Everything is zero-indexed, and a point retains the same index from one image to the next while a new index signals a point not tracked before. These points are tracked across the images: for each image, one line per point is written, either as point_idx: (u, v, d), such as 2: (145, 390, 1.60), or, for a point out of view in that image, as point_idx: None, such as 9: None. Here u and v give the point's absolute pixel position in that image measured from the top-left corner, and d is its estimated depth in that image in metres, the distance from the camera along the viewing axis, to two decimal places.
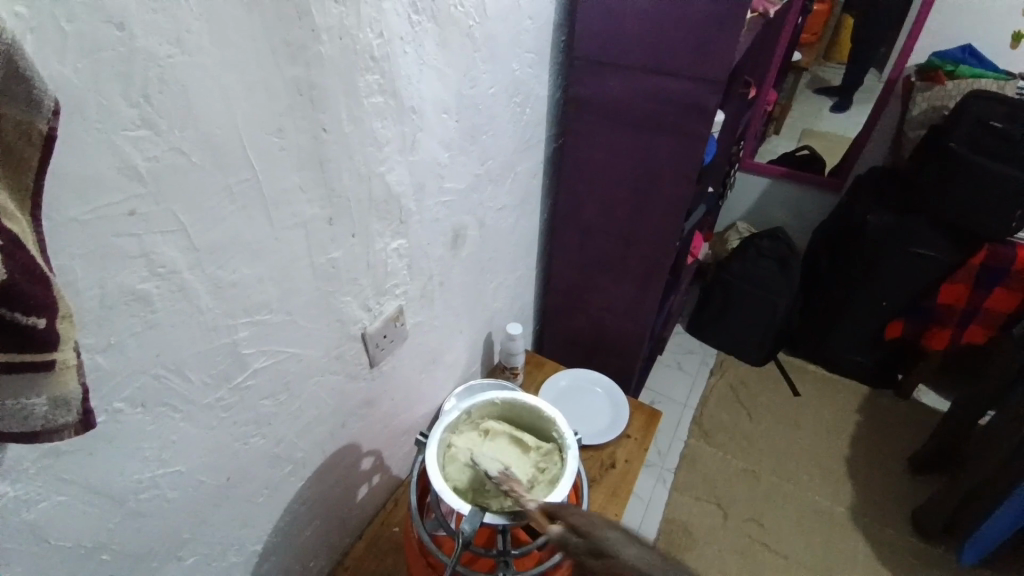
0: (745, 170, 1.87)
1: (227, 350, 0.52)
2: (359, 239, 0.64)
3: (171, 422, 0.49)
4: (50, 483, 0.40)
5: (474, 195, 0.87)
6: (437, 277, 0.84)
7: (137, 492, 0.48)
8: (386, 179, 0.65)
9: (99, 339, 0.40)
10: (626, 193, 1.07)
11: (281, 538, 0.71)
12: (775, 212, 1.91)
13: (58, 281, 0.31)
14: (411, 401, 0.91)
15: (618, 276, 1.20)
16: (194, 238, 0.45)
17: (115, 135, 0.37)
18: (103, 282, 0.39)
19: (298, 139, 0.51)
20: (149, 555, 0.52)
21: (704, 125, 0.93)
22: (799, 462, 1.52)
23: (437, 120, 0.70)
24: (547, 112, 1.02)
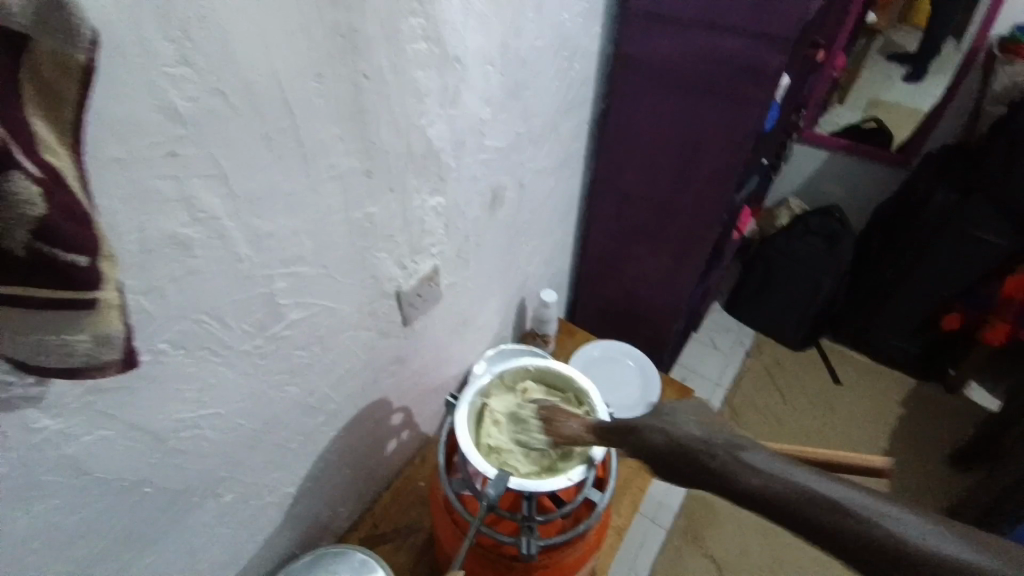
0: (802, 142, 1.74)
1: (264, 300, 0.52)
2: (396, 195, 0.62)
3: (210, 367, 0.50)
4: (95, 417, 0.42)
5: (514, 154, 0.84)
6: (473, 238, 0.83)
7: (177, 431, 0.50)
8: (425, 133, 0.62)
9: (140, 282, 0.41)
10: (674, 160, 1.01)
11: (312, 484, 0.73)
12: (831, 188, 1.79)
13: (98, 220, 0.30)
14: (441, 361, 0.91)
15: (659, 248, 1.15)
16: (233, 183, 0.44)
17: (156, 73, 0.36)
18: (144, 225, 0.39)
19: (338, 86, 0.49)
20: (188, 490, 0.54)
21: (765, 89, 0.86)
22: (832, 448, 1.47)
23: (480, 72, 0.67)
24: (596, 69, 0.96)
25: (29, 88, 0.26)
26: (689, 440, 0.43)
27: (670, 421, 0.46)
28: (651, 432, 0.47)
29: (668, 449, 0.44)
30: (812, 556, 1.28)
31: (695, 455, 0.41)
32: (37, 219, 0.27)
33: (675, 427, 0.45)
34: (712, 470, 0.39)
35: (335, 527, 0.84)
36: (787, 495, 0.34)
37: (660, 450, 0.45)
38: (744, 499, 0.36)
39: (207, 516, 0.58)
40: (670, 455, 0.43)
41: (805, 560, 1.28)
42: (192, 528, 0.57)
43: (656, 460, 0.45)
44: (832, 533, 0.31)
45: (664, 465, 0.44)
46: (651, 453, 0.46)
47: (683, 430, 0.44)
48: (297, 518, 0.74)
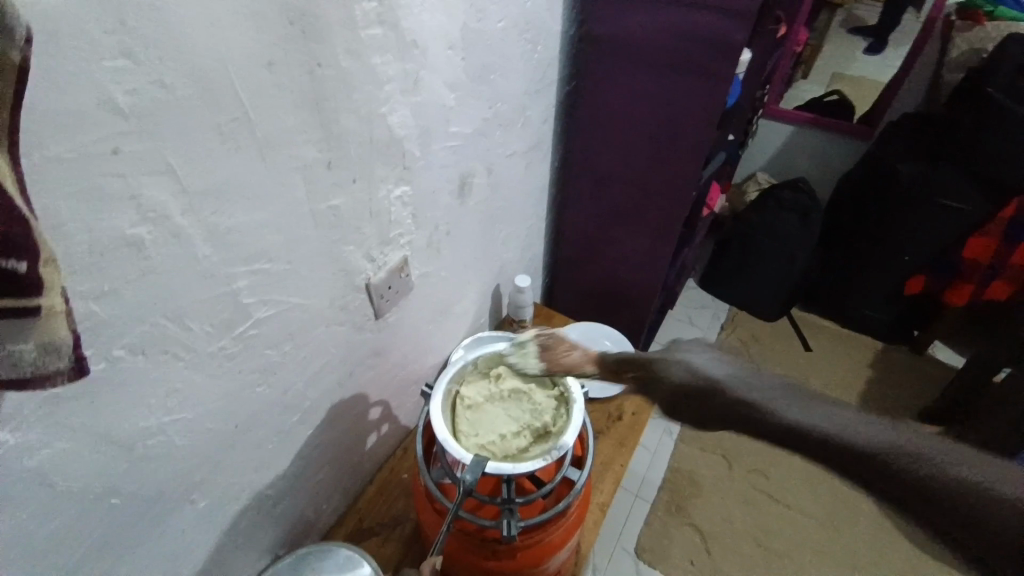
0: (768, 117, 1.78)
1: (228, 299, 0.51)
2: (361, 184, 0.61)
3: (174, 370, 0.48)
4: (54, 429, 0.40)
5: (482, 140, 0.83)
6: (444, 227, 0.82)
7: (143, 439, 0.48)
8: (388, 121, 0.61)
9: (90, 285, 0.39)
10: (643, 139, 1.02)
11: (293, 482, 0.73)
12: (797, 162, 1.82)
13: (38, 224, 0.29)
14: (419, 352, 0.91)
15: (632, 227, 1.16)
16: (184, 179, 0.43)
17: (92, 65, 0.34)
18: (91, 225, 0.37)
19: (292, 73, 0.47)
20: (161, 497, 0.52)
21: (730, 64, 0.87)
22: None
23: (442, 56, 0.66)
24: (561, 49, 0.95)
25: None
26: (732, 391, 0.47)
27: (678, 367, 0.50)
28: (665, 377, 0.51)
29: (703, 395, 0.48)
30: (790, 520, 1.33)
31: (749, 411, 0.45)
32: None
33: (683, 371, 0.50)
34: (765, 418, 0.44)
35: (319, 524, 0.83)
36: (833, 441, 0.41)
37: (697, 394, 0.48)
38: (797, 441, 0.43)
39: (183, 522, 0.57)
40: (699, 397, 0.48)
41: (785, 524, 1.32)
42: (169, 534, 0.56)
43: (687, 405, 0.49)
44: (878, 471, 0.40)
45: (701, 409, 0.48)
46: (677, 396, 0.49)
47: (728, 384, 0.47)
48: (279, 517, 0.73)
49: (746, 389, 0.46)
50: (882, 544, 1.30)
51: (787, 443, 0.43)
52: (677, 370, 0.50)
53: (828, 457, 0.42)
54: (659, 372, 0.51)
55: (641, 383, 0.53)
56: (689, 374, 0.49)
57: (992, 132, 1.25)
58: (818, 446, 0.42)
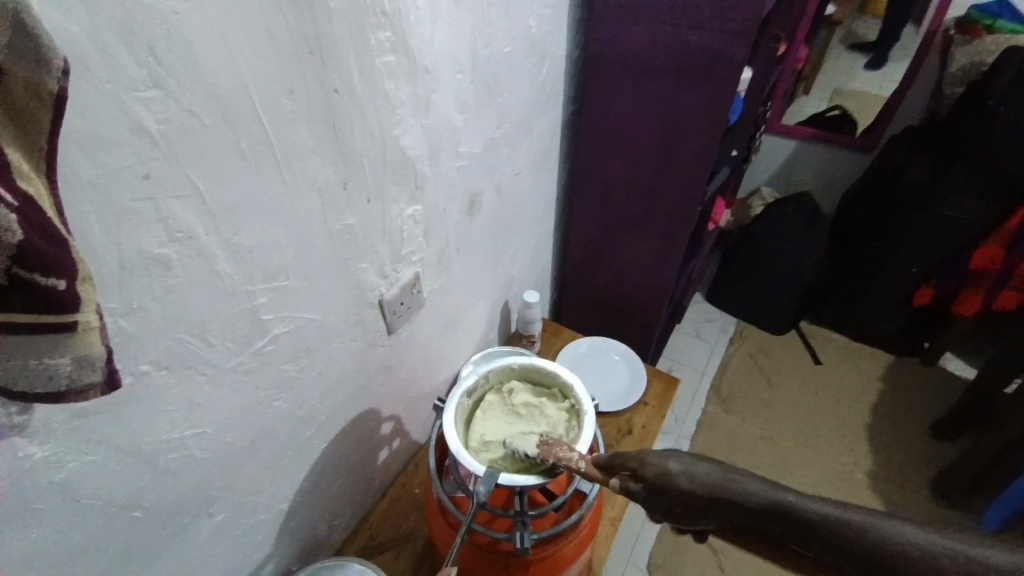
0: (770, 132, 1.80)
1: (247, 315, 0.53)
2: (375, 203, 0.63)
3: (195, 385, 0.50)
4: (81, 442, 0.42)
5: (490, 158, 0.85)
6: (454, 243, 0.84)
7: (165, 452, 0.49)
8: (400, 142, 0.63)
9: (121, 303, 0.41)
10: (648, 154, 1.04)
11: (307, 497, 0.73)
12: (802, 176, 1.84)
13: (74, 242, 0.30)
14: (429, 367, 0.92)
15: (640, 239, 1.18)
16: (209, 201, 0.45)
17: (125, 95, 0.36)
18: (121, 245, 0.39)
19: (310, 98, 0.50)
20: (180, 511, 0.53)
21: (731, 81, 0.89)
22: (817, 429, 1.51)
23: (452, 79, 0.68)
24: (565, 71, 0.98)
25: (4, 116, 0.26)
26: (746, 493, 0.40)
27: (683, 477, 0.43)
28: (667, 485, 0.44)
29: (721, 500, 0.41)
30: None
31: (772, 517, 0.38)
32: (15, 246, 0.27)
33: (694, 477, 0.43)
34: (791, 523, 0.37)
35: (332, 540, 0.84)
36: (743, 496, 0.40)
37: (714, 501, 0.41)
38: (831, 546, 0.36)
39: (201, 536, 0.58)
40: (664, 495, 0.44)
41: None
42: (188, 548, 0.57)
43: (706, 514, 0.42)
44: (794, 528, 0.37)
45: (723, 517, 0.41)
46: (698, 503, 0.42)
47: (742, 488, 0.40)
48: (294, 533, 0.73)
49: (769, 489, 0.39)
50: None
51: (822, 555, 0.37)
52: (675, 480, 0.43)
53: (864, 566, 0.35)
54: (665, 481, 0.44)
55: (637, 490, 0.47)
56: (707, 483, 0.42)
57: (999, 144, 1.25)
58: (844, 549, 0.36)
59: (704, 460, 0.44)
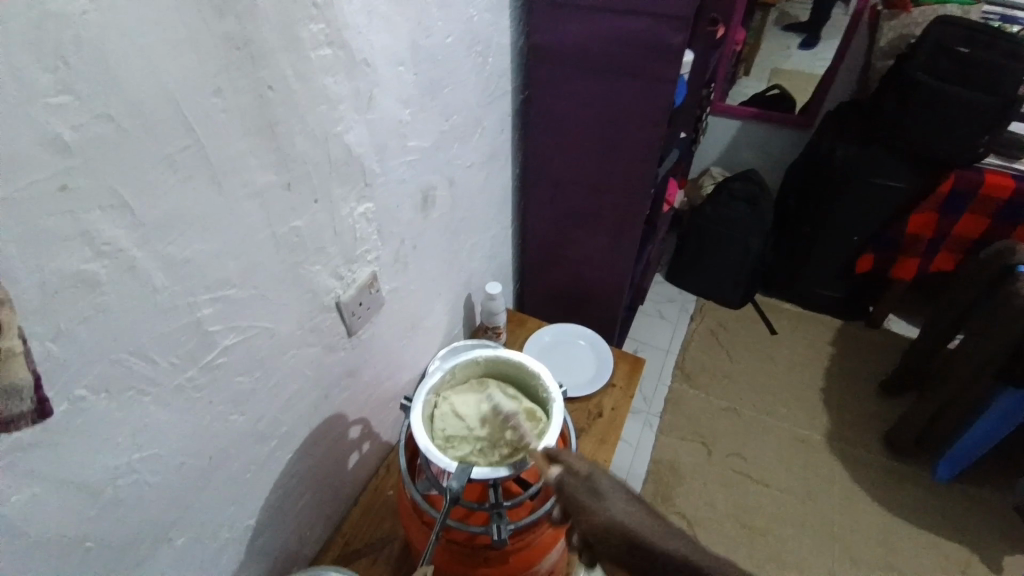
0: (717, 114, 1.84)
1: (192, 329, 0.50)
2: (322, 205, 0.61)
3: (141, 407, 0.47)
4: (18, 478, 0.39)
5: (440, 153, 0.84)
6: (409, 240, 0.82)
7: (113, 481, 0.47)
8: (344, 140, 0.61)
9: (46, 326, 0.38)
10: (596, 143, 1.05)
11: (274, 512, 0.71)
12: (747, 155, 1.90)
13: None
14: (394, 369, 0.90)
15: (594, 227, 1.19)
16: (140, 212, 0.42)
17: (32, 103, 0.33)
18: (41, 264, 0.37)
19: (240, 98, 0.47)
20: (137, 540, 0.51)
21: (672, 66, 0.90)
22: (776, 396, 1.58)
23: (393, 74, 0.67)
24: (510, 62, 0.97)
25: None
26: (652, 543, 0.48)
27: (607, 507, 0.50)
28: (595, 510, 0.50)
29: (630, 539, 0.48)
30: (770, 499, 1.37)
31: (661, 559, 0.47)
32: None
33: (617, 514, 0.49)
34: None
35: (306, 552, 0.82)
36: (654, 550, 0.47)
37: (632, 542, 0.48)
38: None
39: (163, 563, 0.55)
40: (606, 533, 0.49)
41: (765, 504, 1.36)
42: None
43: (623, 548, 0.48)
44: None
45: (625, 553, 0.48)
46: (613, 535, 0.49)
47: (654, 536, 0.48)
48: (264, 549, 0.71)
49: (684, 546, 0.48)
50: (860, 513, 1.35)
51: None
52: (604, 513, 0.49)
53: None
54: (598, 502, 0.50)
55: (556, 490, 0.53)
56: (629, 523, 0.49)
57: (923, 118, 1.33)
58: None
59: (629, 496, 0.52)
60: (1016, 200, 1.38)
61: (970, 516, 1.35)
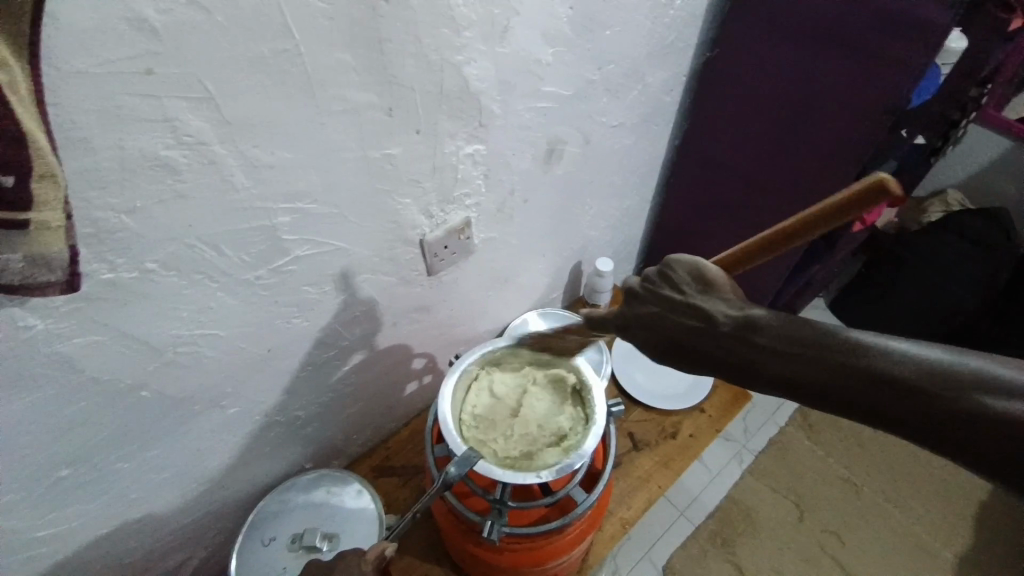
0: (981, 122, 1.38)
1: (264, 233, 0.51)
2: (424, 136, 0.57)
3: (207, 291, 0.50)
4: (84, 323, 0.44)
5: (581, 104, 0.74)
6: (520, 193, 0.76)
7: (173, 346, 0.51)
8: (463, 71, 0.55)
9: (121, 200, 0.40)
10: (781, 131, 0.85)
11: (324, 410, 0.76)
12: (1005, 188, 1.43)
13: (40, 140, 0.29)
14: (473, 316, 0.88)
15: (746, 232, 0.99)
16: (223, 110, 0.42)
17: None
18: (122, 141, 0.38)
19: (349, 5, 0.43)
20: (190, 399, 0.57)
21: (926, 54, 0.66)
22: (915, 490, 1.29)
23: (542, 3, 0.57)
24: (706, 10, 0.80)
25: None
26: (754, 352, 0.38)
27: (767, 330, 0.38)
28: (666, 314, 0.43)
29: (685, 341, 0.41)
30: None
31: (853, 376, 0.35)
32: None
33: (692, 316, 0.41)
34: (895, 401, 0.34)
35: (348, 451, 0.88)
36: (772, 371, 0.38)
37: (691, 346, 0.41)
38: (938, 425, 0.34)
39: (211, 424, 0.61)
40: (674, 345, 0.42)
41: None
42: (198, 431, 0.61)
43: (681, 357, 0.42)
44: (823, 382, 0.36)
45: (687, 357, 0.41)
46: (670, 342, 0.42)
47: (695, 313, 0.41)
48: (309, 437, 0.78)
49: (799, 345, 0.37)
50: None
51: (908, 429, 0.35)
52: (675, 310, 0.42)
53: (976, 440, 0.33)
54: (664, 312, 0.43)
55: (658, 333, 0.43)
56: (793, 350, 0.37)
57: None
58: (952, 427, 0.33)
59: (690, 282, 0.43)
60: None
61: None
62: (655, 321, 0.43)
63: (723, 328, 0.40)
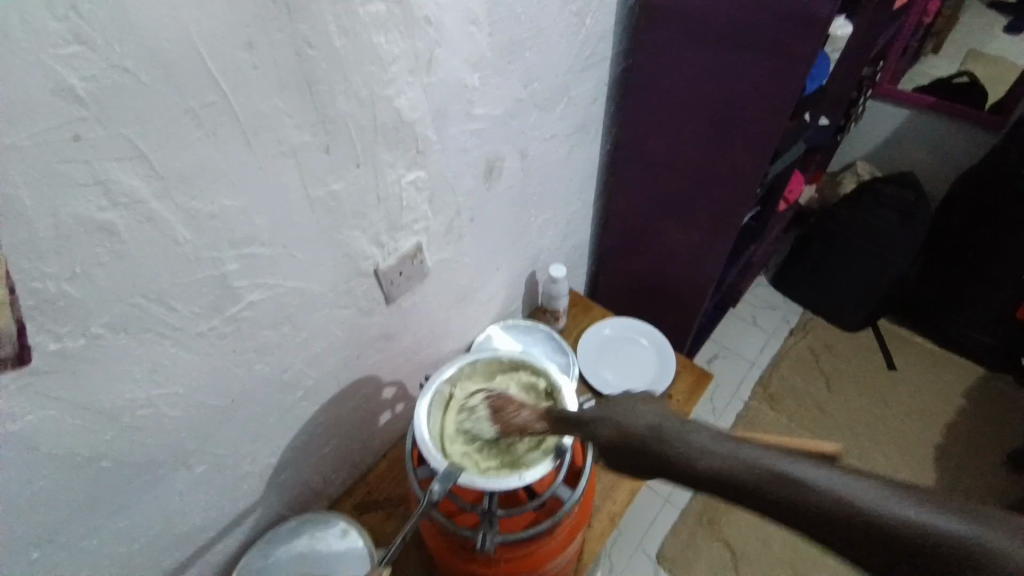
0: (879, 97, 1.53)
1: (214, 282, 0.51)
2: (364, 169, 0.59)
3: (160, 348, 0.50)
4: (34, 399, 0.42)
5: (513, 122, 0.77)
6: (466, 212, 0.78)
7: (132, 410, 0.50)
8: (394, 103, 0.57)
9: (61, 268, 0.39)
10: (703, 125, 0.91)
11: (297, 453, 0.75)
12: (906, 154, 1.57)
13: None
14: (437, 338, 0.90)
15: (687, 220, 1.06)
16: (159, 165, 0.42)
17: (39, 51, 0.33)
18: (57, 208, 0.38)
19: (273, 52, 0.45)
20: (156, 462, 0.55)
21: (815, 41, 0.74)
22: (874, 442, 1.38)
23: (462, 33, 0.61)
24: (616, 22, 0.86)
25: None
26: (687, 454, 0.44)
27: (699, 438, 0.45)
28: (618, 420, 0.50)
29: (632, 443, 0.48)
30: (835, 554, 1.22)
31: (773, 485, 0.40)
32: None
33: (639, 420, 0.49)
34: (804, 503, 0.39)
35: (328, 492, 0.86)
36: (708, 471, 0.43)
37: (635, 445, 0.48)
38: (841, 525, 0.37)
39: (181, 484, 0.60)
40: (628, 446, 0.48)
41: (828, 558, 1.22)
42: (167, 495, 0.59)
43: (630, 455, 0.48)
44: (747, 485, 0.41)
45: (633, 456, 0.48)
46: (623, 441, 0.49)
47: (640, 419, 0.49)
48: (285, 484, 0.76)
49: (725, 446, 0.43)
50: None
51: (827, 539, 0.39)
52: (625, 416, 0.50)
53: (881, 543, 0.36)
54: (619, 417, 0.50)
55: (611, 440, 0.50)
56: (723, 452, 0.43)
57: None
58: (849, 528, 0.37)
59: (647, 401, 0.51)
60: None
61: None
62: (612, 419, 0.50)
63: (665, 432, 0.47)
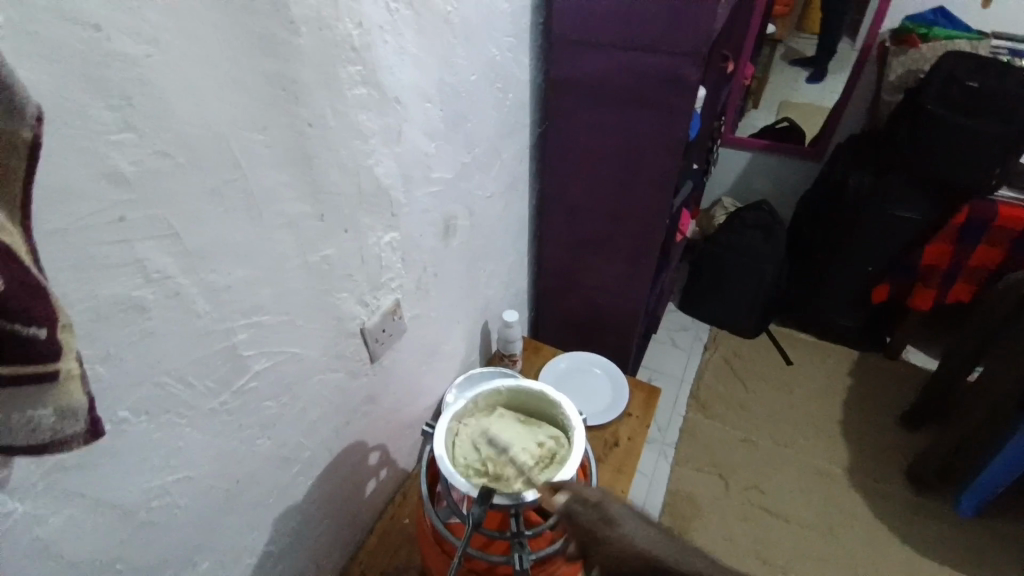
0: (727, 145, 1.88)
1: (226, 354, 0.52)
2: (351, 234, 0.63)
3: (175, 429, 0.48)
4: (57, 498, 0.40)
5: (461, 184, 0.87)
6: (431, 268, 0.85)
7: (146, 503, 0.48)
8: (374, 172, 0.64)
9: (96, 349, 0.40)
10: (612, 173, 1.08)
11: (294, 538, 0.71)
12: (758, 185, 1.93)
13: (54, 289, 0.29)
14: (413, 395, 0.91)
15: (611, 255, 1.21)
16: (186, 240, 0.44)
17: (99, 140, 0.36)
18: (99, 289, 0.39)
19: (281, 134, 0.50)
20: (163, 563, 0.51)
21: (686, 99, 0.94)
22: (795, 428, 1.57)
23: (420, 109, 0.70)
24: (529, 97, 1.02)
25: None
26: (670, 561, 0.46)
27: (665, 552, 0.47)
28: (611, 535, 0.50)
29: (632, 557, 0.47)
30: (791, 534, 1.35)
31: None
32: None
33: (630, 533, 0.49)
34: None
35: None
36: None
37: (637, 557, 0.47)
38: None
39: None
40: (624, 560, 0.48)
41: (787, 541, 1.34)
42: None
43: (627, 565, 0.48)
44: None
45: (621, 567, 0.48)
46: (622, 560, 0.48)
47: (631, 532, 0.49)
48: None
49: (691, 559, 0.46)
50: (887, 550, 1.33)
51: None
52: (617, 530, 0.50)
53: None
54: (609, 528, 0.50)
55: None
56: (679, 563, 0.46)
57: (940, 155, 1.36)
58: None
59: (640, 519, 0.51)
60: (954, 267, 1.50)
61: (994, 551, 1.33)
62: (606, 530, 0.50)
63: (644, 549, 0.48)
